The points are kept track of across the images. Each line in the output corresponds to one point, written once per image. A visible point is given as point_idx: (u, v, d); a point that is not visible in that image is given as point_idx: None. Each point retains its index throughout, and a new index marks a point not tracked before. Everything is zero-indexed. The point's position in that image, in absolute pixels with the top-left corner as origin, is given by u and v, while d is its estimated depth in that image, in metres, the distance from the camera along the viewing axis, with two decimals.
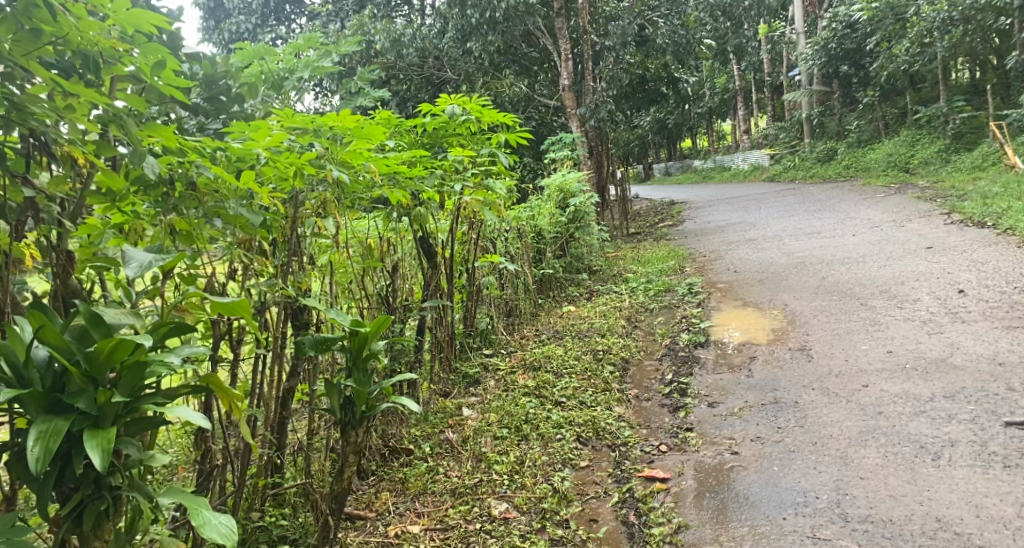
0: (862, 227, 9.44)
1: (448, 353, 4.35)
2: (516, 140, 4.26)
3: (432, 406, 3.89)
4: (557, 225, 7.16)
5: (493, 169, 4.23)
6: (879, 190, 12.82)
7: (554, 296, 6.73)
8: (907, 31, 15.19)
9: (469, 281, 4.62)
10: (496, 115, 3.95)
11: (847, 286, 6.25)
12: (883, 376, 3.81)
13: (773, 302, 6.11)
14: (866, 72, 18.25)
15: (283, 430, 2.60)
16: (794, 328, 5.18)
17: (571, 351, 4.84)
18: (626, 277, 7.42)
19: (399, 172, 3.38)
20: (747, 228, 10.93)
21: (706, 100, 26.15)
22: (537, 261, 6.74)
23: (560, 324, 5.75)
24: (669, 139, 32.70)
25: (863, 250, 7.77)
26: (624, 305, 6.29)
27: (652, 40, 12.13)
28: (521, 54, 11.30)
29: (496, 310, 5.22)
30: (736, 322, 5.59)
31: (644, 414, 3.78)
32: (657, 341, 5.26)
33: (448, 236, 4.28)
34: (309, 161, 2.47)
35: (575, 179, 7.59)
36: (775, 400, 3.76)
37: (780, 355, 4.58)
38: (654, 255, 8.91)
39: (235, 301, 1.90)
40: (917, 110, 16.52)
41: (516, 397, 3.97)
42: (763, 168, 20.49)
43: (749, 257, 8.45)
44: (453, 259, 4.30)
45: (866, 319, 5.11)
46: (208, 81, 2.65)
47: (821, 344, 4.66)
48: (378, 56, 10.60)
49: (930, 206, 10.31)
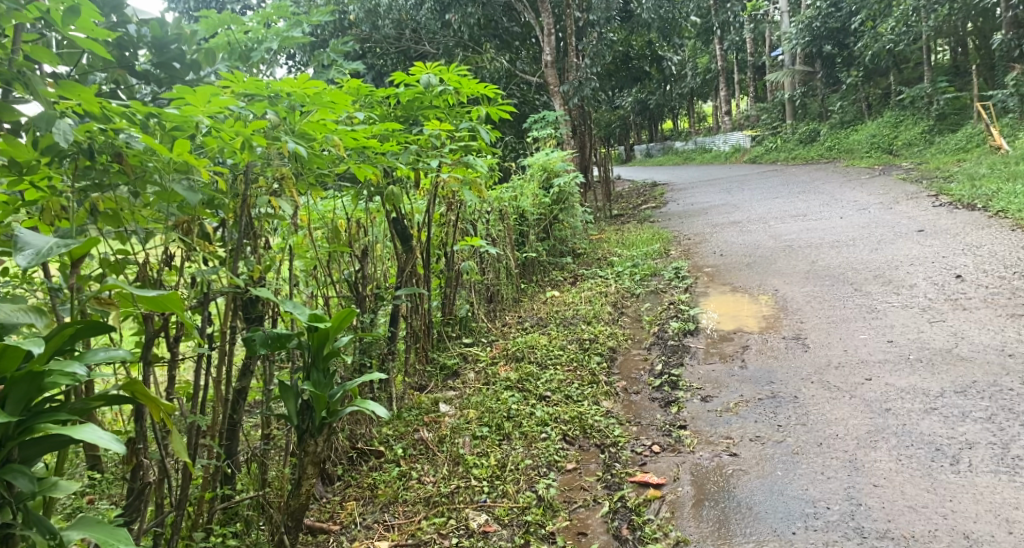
0: (850, 209, 9.26)
1: (424, 343, 4.06)
2: (498, 114, 3.94)
3: (406, 402, 3.61)
4: (540, 206, 6.86)
5: (473, 146, 3.91)
6: (863, 171, 12.67)
7: (536, 281, 6.45)
8: (892, 10, 15.00)
9: (448, 266, 4.34)
10: (475, 86, 3.64)
11: (840, 270, 6.04)
12: (885, 368, 3.60)
13: (763, 287, 5.88)
14: (850, 52, 18.05)
15: (234, 436, 2.29)
16: (787, 315, 4.96)
17: (555, 340, 4.58)
18: (611, 260, 7.16)
19: (368, 146, 3.07)
20: (731, 209, 10.73)
21: (688, 81, 25.91)
22: (518, 244, 6.45)
23: (544, 311, 5.48)
24: (650, 119, 32.41)
25: (853, 233, 7.58)
26: (609, 290, 6.04)
27: (637, 15, 11.82)
28: (503, 28, 10.93)
29: (475, 296, 4.93)
30: (725, 308, 5.36)
31: (634, 409, 3.54)
32: (645, 328, 5.01)
33: (424, 218, 3.97)
34: (259, 130, 2.14)
35: (558, 158, 7.29)
36: (773, 394, 3.53)
37: (774, 344, 4.35)
38: (639, 237, 8.66)
39: (165, 294, 1.60)
40: (900, 92, 16.38)
41: (497, 392, 3.70)
42: (745, 149, 20.30)
43: (735, 240, 8.22)
44: (430, 243, 3.99)
45: (862, 305, 4.90)
46: (159, 44, 2.31)
47: (817, 333, 4.44)
48: (353, 28, 10.19)
49: (916, 188, 10.15)
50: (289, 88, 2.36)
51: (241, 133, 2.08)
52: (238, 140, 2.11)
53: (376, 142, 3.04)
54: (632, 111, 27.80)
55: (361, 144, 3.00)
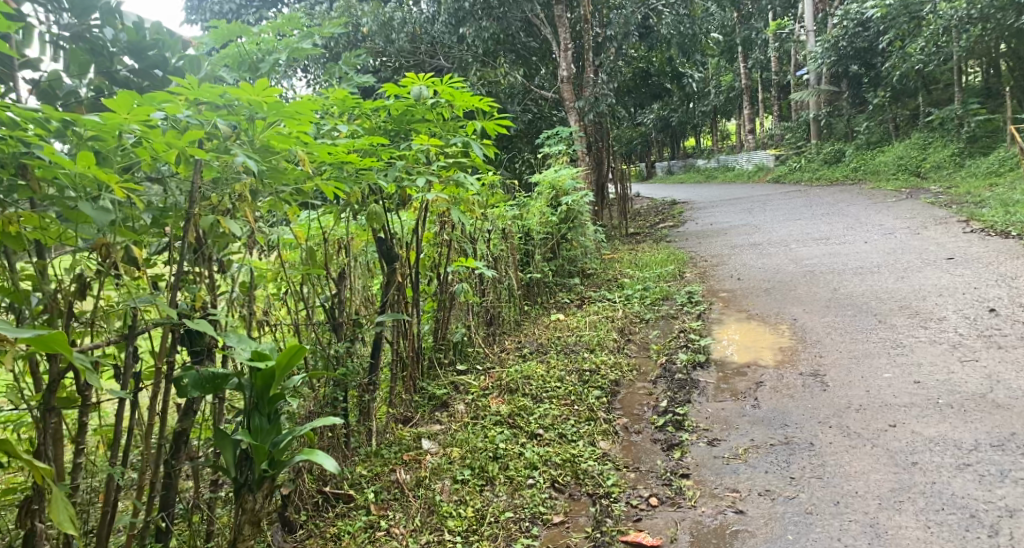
0: (876, 233, 8.87)
1: (412, 371, 3.81)
2: (494, 129, 3.68)
3: (386, 437, 3.36)
4: (548, 225, 6.60)
5: (467, 163, 3.65)
6: (889, 194, 12.25)
7: (542, 302, 6.18)
8: (922, 29, 14.58)
9: (441, 288, 4.09)
10: (468, 99, 3.39)
11: (863, 299, 5.70)
12: (911, 414, 3.27)
13: (781, 315, 5.56)
14: (878, 72, 17.65)
15: (171, 485, 2.05)
16: (805, 347, 4.64)
17: (554, 370, 4.29)
18: (621, 282, 6.87)
19: (347, 161, 2.85)
20: (751, 231, 10.38)
21: (711, 99, 25.57)
22: (524, 264, 6.19)
23: (545, 336, 5.20)
24: (672, 137, 32.12)
25: (877, 259, 7.22)
26: (617, 315, 5.74)
27: (657, 31, 11.56)
28: (519, 43, 10.73)
29: (473, 319, 4.67)
30: (739, 339, 5.03)
31: (633, 453, 3.26)
32: (652, 359, 4.71)
33: (413, 236, 3.73)
34: (196, 140, 1.92)
35: (569, 175, 7.04)
36: (786, 440, 3.21)
37: (790, 380, 4.04)
38: (653, 258, 8.35)
39: (44, 334, 1.41)
40: (929, 113, 15.94)
41: (485, 428, 3.43)
42: (768, 169, 19.92)
43: (753, 263, 7.89)
44: (420, 264, 3.74)
45: (887, 339, 4.56)
46: (136, 49, 2.43)
47: (837, 369, 4.12)
48: (367, 40, 10.03)
49: (945, 213, 9.74)
50: (246, 97, 2.15)
51: (174, 145, 1.89)
52: (174, 154, 1.93)
53: (355, 158, 2.82)
54: (654, 129, 27.49)
55: (337, 160, 2.78)
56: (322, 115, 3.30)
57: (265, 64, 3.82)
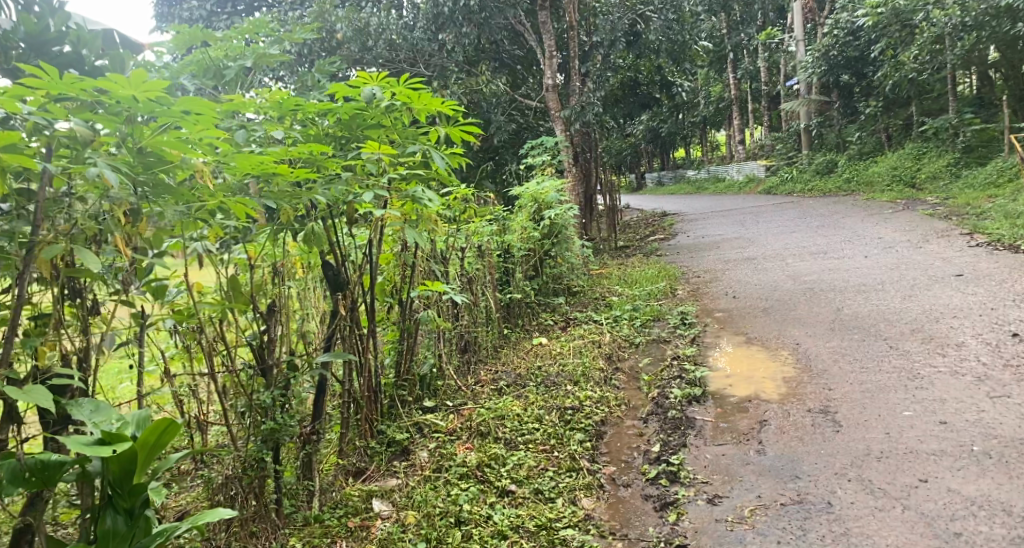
0: (875, 247, 8.46)
1: (368, 412, 3.35)
2: (459, 137, 3.21)
3: (332, 495, 2.90)
4: (529, 240, 6.14)
5: (427, 174, 3.17)
6: (885, 206, 11.88)
7: (523, 324, 5.69)
8: (915, 38, 14.23)
9: (405, 316, 3.63)
10: (425, 100, 2.96)
11: (871, 321, 5.25)
12: (944, 465, 2.83)
13: (781, 339, 5.10)
14: (869, 82, 17.35)
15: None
16: (811, 378, 4.18)
17: (531, 408, 3.80)
18: (609, 301, 6.40)
19: (275, 172, 2.42)
20: (745, 244, 9.97)
21: (701, 109, 25.23)
22: (503, 283, 5.71)
23: (523, 365, 4.69)
24: (662, 147, 31.81)
25: (880, 275, 6.80)
26: (605, 339, 5.27)
27: (645, 37, 11.12)
28: (503, 50, 10.34)
29: (444, 348, 4.19)
30: (736, 366, 4.58)
31: (621, 513, 2.84)
32: (642, 391, 4.23)
33: (368, 258, 3.26)
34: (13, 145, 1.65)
35: (552, 187, 6.58)
36: (800, 496, 2.77)
37: (798, 419, 3.57)
38: (642, 274, 7.91)
39: None
40: (923, 122, 15.60)
41: (449, 484, 2.98)
42: (759, 180, 19.60)
43: (749, 280, 7.45)
44: (376, 289, 3.27)
45: (902, 369, 4.13)
46: (35, 46, 2.25)
47: (850, 404, 3.68)
48: (342, 47, 9.58)
49: (946, 225, 9.34)
50: (116, 95, 1.81)
51: None
52: None
53: (285, 170, 2.40)
54: (643, 139, 27.09)
55: (259, 171, 2.37)
56: (259, 120, 2.90)
57: (231, 70, 3.32)
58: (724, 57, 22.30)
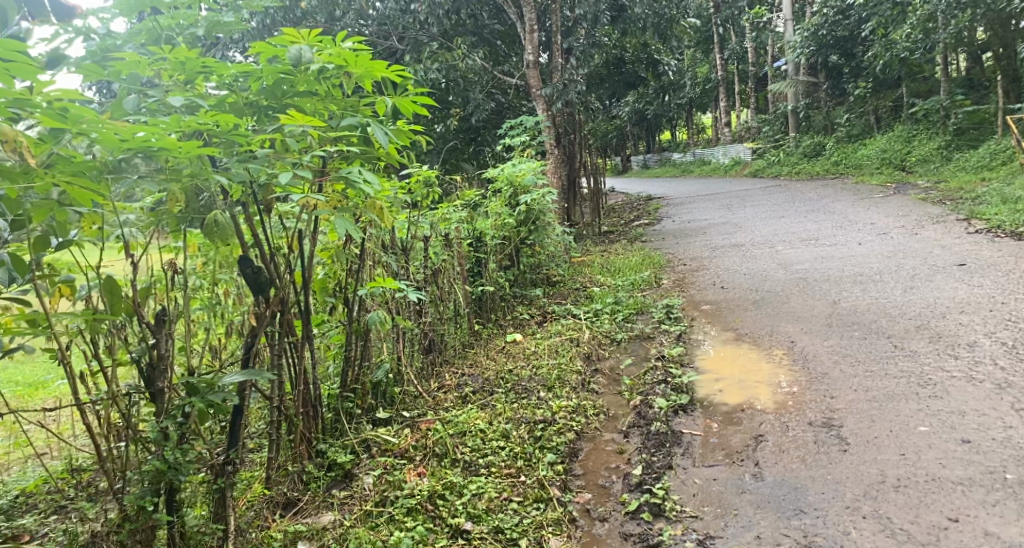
0: (868, 233, 8.07)
1: (303, 430, 2.90)
2: (411, 108, 2.75)
3: (252, 538, 2.45)
4: (502, 228, 5.64)
5: (371, 152, 2.70)
6: (875, 190, 11.50)
7: (496, 319, 5.22)
8: (907, 16, 13.77)
9: (350, 316, 3.15)
10: (364, 60, 2.54)
11: (871, 316, 4.83)
12: (975, 499, 2.47)
13: (775, 336, 4.67)
14: (859, 62, 16.86)
15: None
16: (811, 383, 3.75)
17: (497, 421, 3.35)
18: (590, 293, 5.95)
19: (159, 148, 1.99)
20: (732, 229, 9.56)
21: (686, 90, 24.67)
22: (473, 275, 5.22)
23: (492, 368, 4.22)
24: (647, 129, 31.26)
25: (878, 264, 6.40)
26: (583, 336, 4.82)
27: (630, 10, 10.59)
28: (481, 24, 9.80)
29: (402, 350, 3.73)
30: (726, 368, 4.15)
31: None
32: (623, 398, 3.79)
33: (303, 252, 2.79)
34: None
35: (529, 170, 6.07)
36: (809, 539, 2.39)
37: (798, 434, 3.15)
38: (625, 261, 7.46)
39: None
40: (913, 103, 15.20)
41: (396, 525, 2.54)
42: (745, 163, 19.19)
43: (738, 268, 7.02)
44: (312, 286, 2.80)
45: (912, 372, 3.73)
46: None
47: (855, 415, 3.27)
48: (306, 17, 9.02)
49: (941, 210, 8.94)
50: None
51: None
52: None
53: (171, 145, 1.96)
54: (628, 121, 26.53)
55: (135, 145, 1.95)
56: (159, 84, 2.45)
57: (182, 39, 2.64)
58: (711, 37, 21.77)
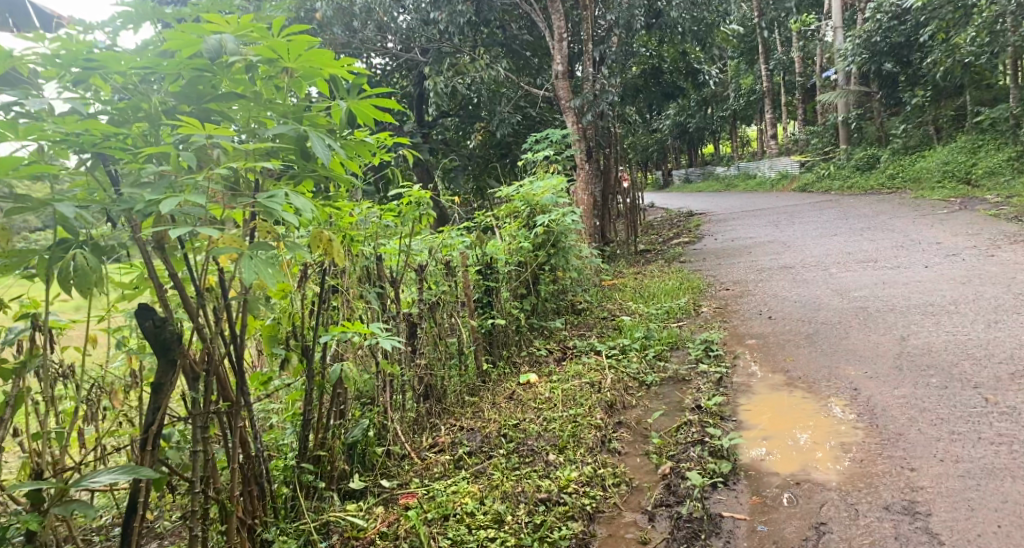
0: (935, 253, 7.22)
1: (239, 515, 2.33)
2: (370, 107, 2.20)
3: None
4: (516, 252, 5.00)
5: (314, 166, 2.12)
6: (937, 205, 10.53)
7: (508, 357, 4.57)
8: (971, 19, 12.77)
9: (307, 368, 2.57)
10: (298, 50, 1.98)
11: (951, 358, 4.05)
12: None
13: (834, 381, 3.93)
14: (915, 69, 15.77)
15: None
16: (886, 446, 3.03)
17: (491, 499, 2.75)
18: (618, 323, 5.28)
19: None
20: (780, 249, 8.76)
21: (730, 102, 23.67)
22: (482, 307, 4.60)
23: (496, 419, 3.57)
24: (689, 142, 30.16)
25: (951, 291, 5.59)
26: (606, 377, 4.14)
27: (666, 15, 9.77)
28: (509, 35, 9.29)
29: (383, 402, 3.13)
30: (774, 422, 3.44)
31: None
32: (651, 463, 3.10)
33: (242, 297, 2.25)
34: None
35: (549, 187, 5.42)
36: None
37: (873, 523, 2.48)
38: (661, 286, 6.76)
39: None
40: (977, 112, 14.13)
41: None
42: (792, 177, 18.20)
43: (788, 294, 6.26)
44: (247, 338, 2.23)
45: (1015, 437, 2.98)
46: None
47: (947, 497, 2.57)
48: (322, 29, 8.49)
49: (1016, 228, 8.02)
50: None
51: None
52: None
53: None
54: (668, 135, 25.55)
55: None
56: None
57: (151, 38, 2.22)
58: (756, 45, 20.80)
